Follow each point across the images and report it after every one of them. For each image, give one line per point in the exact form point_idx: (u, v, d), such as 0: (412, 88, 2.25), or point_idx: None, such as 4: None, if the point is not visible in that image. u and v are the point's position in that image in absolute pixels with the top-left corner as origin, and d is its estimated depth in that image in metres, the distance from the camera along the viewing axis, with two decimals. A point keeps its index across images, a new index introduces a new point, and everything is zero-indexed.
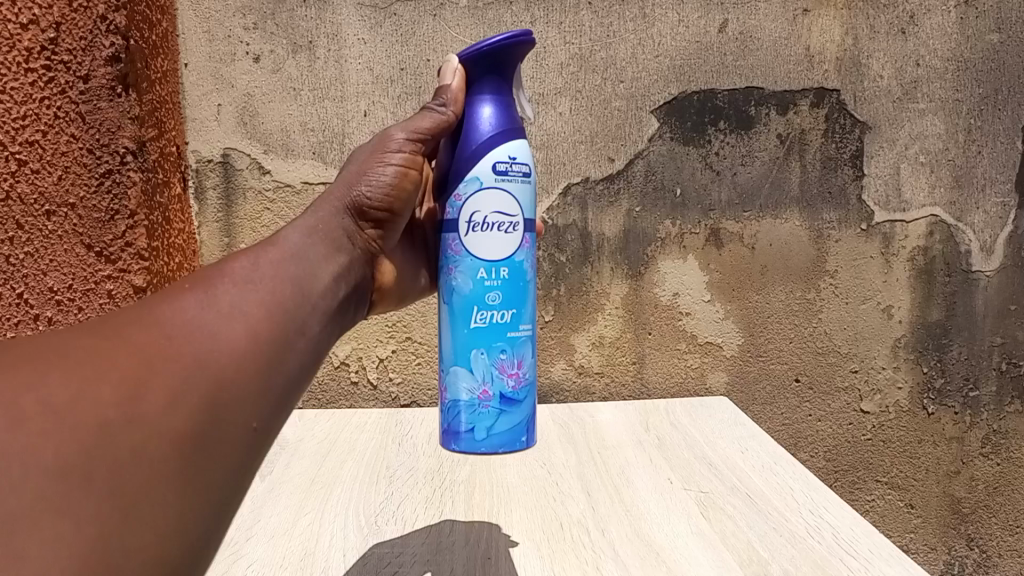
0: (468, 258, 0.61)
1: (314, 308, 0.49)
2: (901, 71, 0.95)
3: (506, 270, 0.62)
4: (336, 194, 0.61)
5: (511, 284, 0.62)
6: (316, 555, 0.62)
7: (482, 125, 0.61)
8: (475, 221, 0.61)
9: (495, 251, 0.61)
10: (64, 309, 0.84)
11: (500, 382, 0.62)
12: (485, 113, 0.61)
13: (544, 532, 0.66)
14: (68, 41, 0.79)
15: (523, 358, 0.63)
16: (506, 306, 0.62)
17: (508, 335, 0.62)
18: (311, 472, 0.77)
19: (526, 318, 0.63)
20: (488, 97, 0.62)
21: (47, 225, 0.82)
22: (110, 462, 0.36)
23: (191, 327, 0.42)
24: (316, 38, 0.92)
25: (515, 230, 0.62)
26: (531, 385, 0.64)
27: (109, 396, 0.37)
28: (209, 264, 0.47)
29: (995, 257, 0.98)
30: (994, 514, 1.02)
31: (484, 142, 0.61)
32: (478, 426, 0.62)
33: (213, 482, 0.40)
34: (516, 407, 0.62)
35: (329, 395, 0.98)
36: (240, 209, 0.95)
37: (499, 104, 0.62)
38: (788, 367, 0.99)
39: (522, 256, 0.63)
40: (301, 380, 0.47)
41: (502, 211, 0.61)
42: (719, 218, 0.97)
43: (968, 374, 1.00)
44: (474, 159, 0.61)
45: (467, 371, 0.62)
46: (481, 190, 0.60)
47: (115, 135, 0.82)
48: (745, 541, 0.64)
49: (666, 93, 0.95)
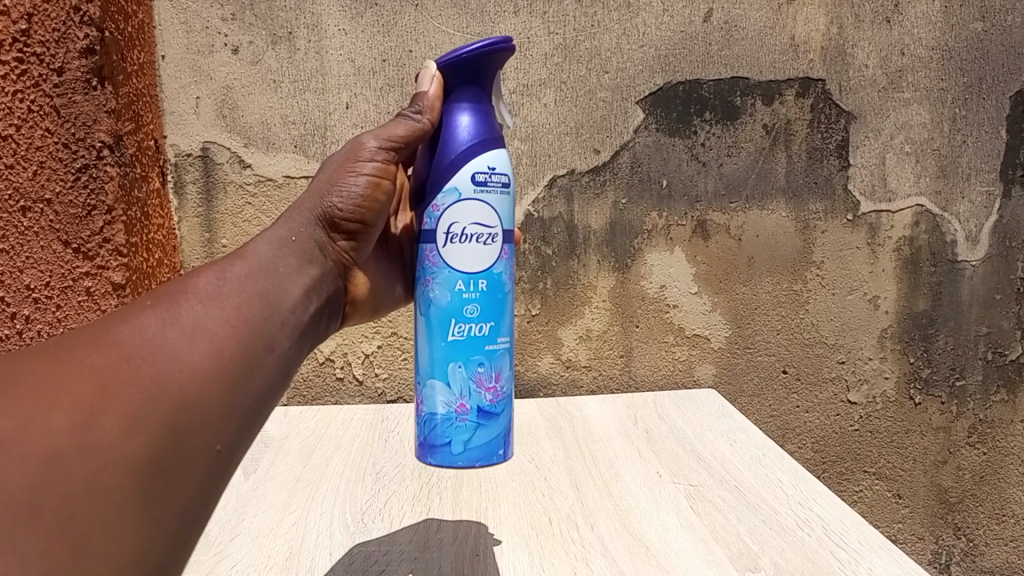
0: (445, 271, 0.61)
1: (283, 323, 0.50)
2: (886, 61, 0.95)
3: (484, 283, 0.61)
4: (307, 206, 0.60)
5: (489, 297, 0.61)
6: (302, 555, 0.61)
7: (461, 134, 0.60)
8: (453, 233, 0.60)
9: (473, 264, 0.61)
10: (41, 307, 0.82)
11: (477, 396, 0.61)
12: (463, 122, 0.60)
13: (532, 528, 0.65)
14: (41, 33, 0.77)
15: (501, 371, 0.62)
16: (484, 319, 0.61)
17: (485, 349, 0.61)
18: (296, 470, 0.75)
19: (504, 331, 0.63)
20: (466, 105, 0.61)
21: (23, 221, 0.80)
22: (59, 493, 0.37)
23: (150, 349, 0.42)
24: (296, 29, 0.91)
25: (493, 242, 0.61)
26: (508, 398, 0.63)
27: (61, 424, 0.38)
28: (175, 279, 0.48)
29: (981, 246, 0.98)
30: (981, 503, 1.02)
31: (463, 151, 0.60)
32: (454, 440, 0.61)
33: (172, 507, 0.41)
34: (493, 421, 0.62)
35: (314, 392, 0.97)
36: (221, 204, 0.93)
37: (478, 113, 0.61)
38: (776, 358, 0.99)
39: (500, 268, 0.62)
40: (270, 396, 0.47)
41: (481, 223, 0.60)
42: (705, 209, 0.96)
43: (954, 364, 1.00)
44: (452, 169, 0.60)
45: (443, 385, 0.61)
46: (459, 202, 0.60)
47: (91, 129, 0.80)
48: (735, 534, 0.64)
49: (651, 84, 0.94)
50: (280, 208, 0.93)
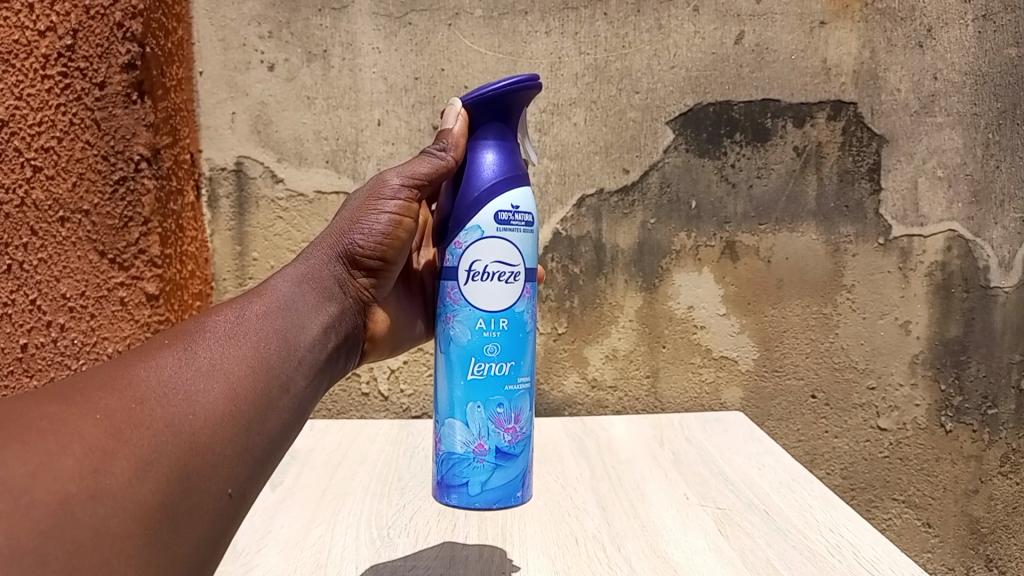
0: (465, 308, 0.61)
1: (301, 361, 0.54)
2: (918, 85, 0.95)
3: (503, 321, 0.61)
4: (329, 242, 0.62)
5: (509, 336, 0.61)
6: (327, 567, 0.61)
7: (484, 170, 0.60)
8: (476, 270, 0.60)
9: (493, 302, 0.61)
10: (76, 316, 0.83)
11: (493, 436, 0.61)
12: (487, 158, 0.61)
13: (558, 547, 0.65)
14: (85, 48, 0.80)
15: (520, 411, 0.62)
16: (503, 359, 0.61)
17: (503, 389, 0.61)
18: (322, 483, 0.75)
19: (526, 370, 0.63)
20: (491, 142, 0.61)
21: (61, 231, 0.82)
22: (67, 542, 0.38)
23: (167, 390, 0.46)
24: (331, 47, 0.92)
25: (514, 280, 0.61)
26: (528, 439, 0.63)
27: (73, 471, 0.40)
28: (193, 321, 0.52)
29: (1015, 272, 0.97)
30: (1014, 535, 1.00)
31: (487, 188, 0.60)
32: (470, 480, 0.61)
33: (182, 553, 0.43)
34: (510, 461, 0.62)
35: (339, 405, 0.97)
36: (253, 217, 0.94)
37: (503, 150, 0.61)
38: (804, 383, 0.98)
39: (520, 306, 0.62)
40: (285, 435, 0.51)
41: (504, 262, 0.61)
42: (735, 231, 0.96)
43: (986, 392, 0.98)
44: (476, 205, 0.60)
45: (461, 425, 0.61)
46: (483, 239, 0.60)
47: (130, 142, 0.82)
48: (764, 559, 0.63)
49: (682, 105, 0.94)
50: (310, 223, 0.94)
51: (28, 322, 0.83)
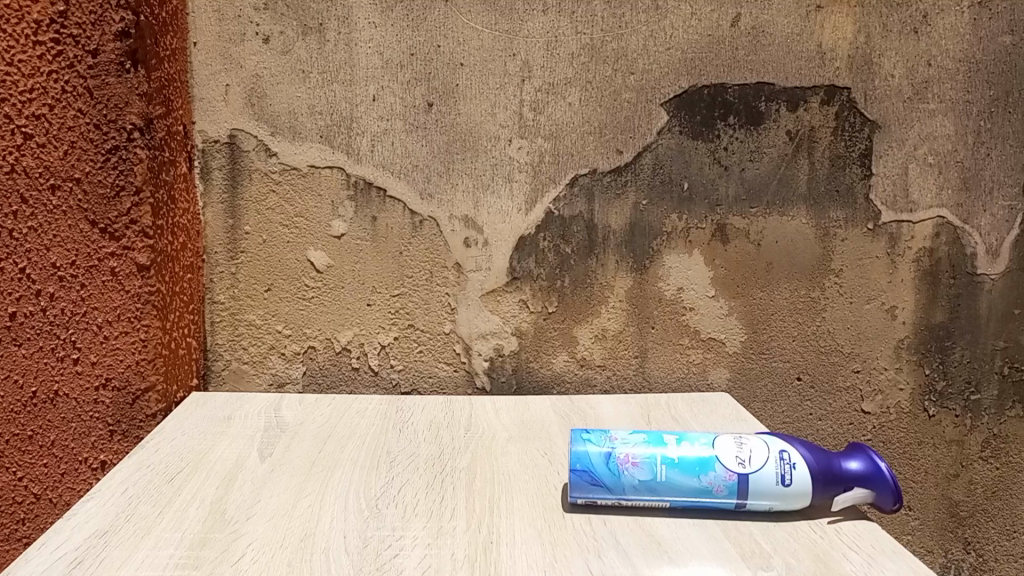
0: (804, 466, 0.65)
1: None
2: (912, 71, 0.95)
3: (726, 478, 0.65)
4: None
5: (697, 458, 0.66)
6: (317, 536, 0.62)
7: (863, 477, 0.65)
8: (784, 458, 0.66)
9: (760, 464, 0.66)
10: (66, 286, 0.83)
11: (633, 470, 0.66)
12: (864, 467, 0.66)
13: (545, 519, 0.65)
14: (78, 14, 0.79)
15: (649, 499, 0.66)
16: (703, 476, 0.66)
17: (673, 479, 0.66)
18: (311, 456, 0.76)
19: (670, 475, 0.66)
20: (856, 461, 0.66)
21: (52, 199, 0.81)
22: None
23: None
24: (327, 21, 0.92)
25: (771, 506, 0.65)
26: (624, 484, 0.66)
27: None
28: None
29: (1001, 260, 0.98)
30: (992, 519, 1.02)
31: (824, 482, 0.65)
32: (598, 459, 0.67)
33: None
34: (611, 495, 0.66)
35: (329, 380, 0.98)
36: (246, 190, 0.94)
37: (858, 462, 0.66)
38: (790, 365, 0.99)
39: (759, 500, 0.65)
40: None
41: (779, 509, 0.66)
42: (726, 214, 0.97)
43: (970, 377, 1.00)
44: (818, 492, 0.65)
45: (637, 451, 0.67)
46: (776, 451, 0.66)
47: (122, 111, 0.81)
48: (747, 534, 0.64)
49: (677, 86, 0.94)
50: (303, 196, 0.94)
51: (18, 291, 0.82)
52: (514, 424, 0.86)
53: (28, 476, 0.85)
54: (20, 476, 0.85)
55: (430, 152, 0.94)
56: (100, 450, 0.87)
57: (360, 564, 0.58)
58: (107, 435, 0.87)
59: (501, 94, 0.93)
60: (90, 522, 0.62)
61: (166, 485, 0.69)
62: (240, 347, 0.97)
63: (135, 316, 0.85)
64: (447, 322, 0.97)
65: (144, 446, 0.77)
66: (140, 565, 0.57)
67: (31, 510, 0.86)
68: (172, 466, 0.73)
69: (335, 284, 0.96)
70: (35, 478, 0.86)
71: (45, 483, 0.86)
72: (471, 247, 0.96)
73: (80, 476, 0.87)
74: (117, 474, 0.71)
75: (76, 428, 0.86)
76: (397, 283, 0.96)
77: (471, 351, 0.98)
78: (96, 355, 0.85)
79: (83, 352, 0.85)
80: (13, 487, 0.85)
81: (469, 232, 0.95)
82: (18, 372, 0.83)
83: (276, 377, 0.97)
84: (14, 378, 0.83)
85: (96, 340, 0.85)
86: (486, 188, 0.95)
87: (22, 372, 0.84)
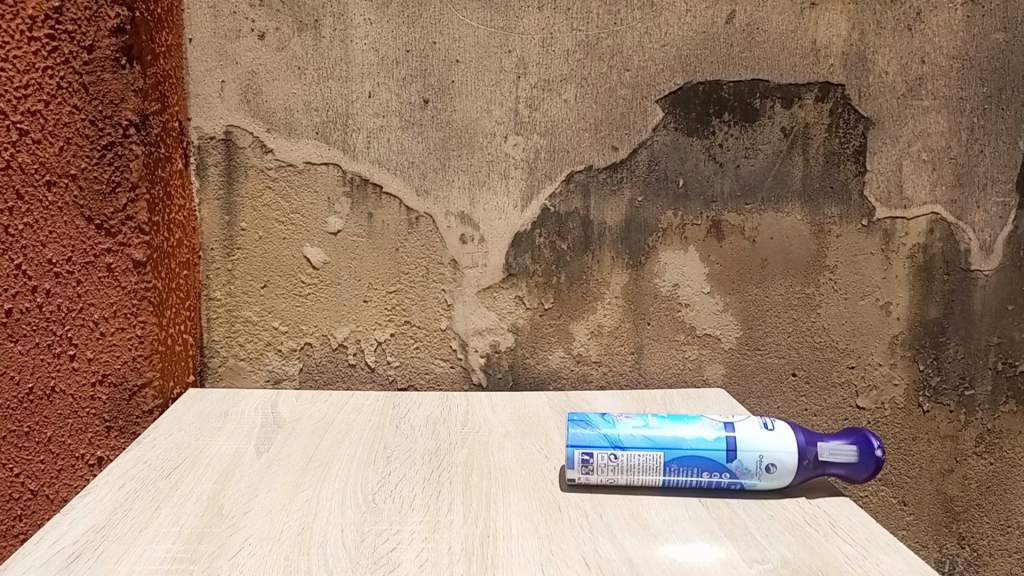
0: (785, 422, 0.69)
1: None
2: (906, 68, 0.95)
3: (713, 428, 0.69)
4: None
5: (685, 419, 0.70)
6: (314, 530, 0.62)
7: (847, 451, 0.67)
8: (767, 419, 0.69)
9: (743, 419, 0.70)
10: (62, 282, 0.83)
11: (626, 421, 0.70)
12: (847, 435, 0.68)
13: (542, 513, 0.66)
14: (73, 10, 0.79)
15: (644, 449, 0.68)
16: (693, 429, 0.69)
17: (664, 428, 0.69)
18: (308, 451, 0.76)
19: (662, 428, 0.69)
20: (842, 439, 0.68)
21: (47, 195, 0.81)
22: None
23: None
24: (322, 17, 0.92)
25: (762, 451, 0.67)
26: (619, 437, 0.68)
27: None
28: None
29: (994, 256, 0.99)
30: (986, 514, 1.02)
31: (807, 451, 0.67)
32: (592, 417, 0.71)
33: None
34: (606, 442, 0.68)
35: (326, 376, 0.98)
36: (242, 187, 0.94)
37: (843, 439, 0.68)
38: (786, 361, 1.00)
39: (749, 445, 0.67)
40: None
41: (772, 459, 0.67)
42: (721, 210, 0.97)
43: (964, 373, 1.00)
44: (801, 458, 0.67)
45: (629, 417, 0.71)
46: (757, 413, 0.70)
47: (118, 108, 0.82)
48: (742, 527, 0.64)
49: (672, 83, 0.95)
50: (299, 193, 0.94)
51: (14, 287, 0.82)
52: (510, 419, 0.86)
53: (25, 473, 0.85)
54: (17, 472, 0.85)
55: (426, 148, 0.94)
56: (96, 446, 0.87)
57: (357, 558, 0.58)
58: (103, 431, 0.87)
59: (497, 91, 0.94)
60: (87, 516, 0.63)
61: (163, 480, 0.69)
62: (237, 344, 0.97)
63: (131, 313, 0.85)
64: (443, 318, 0.97)
65: (142, 441, 0.77)
66: (137, 558, 0.57)
67: (28, 506, 0.86)
68: (169, 461, 0.73)
69: (332, 280, 0.96)
70: (32, 474, 0.86)
71: (42, 479, 0.86)
72: (467, 244, 0.96)
73: (77, 472, 0.87)
74: (115, 469, 0.71)
75: (73, 424, 0.86)
76: (394, 279, 0.96)
77: (467, 347, 0.98)
78: (93, 351, 0.85)
79: (79, 348, 0.85)
80: (10, 483, 0.85)
81: (465, 228, 0.96)
82: (14, 368, 0.83)
83: (272, 373, 0.98)
84: (11, 374, 0.83)
85: (92, 337, 0.85)
86: (483, 184, 0.95)
87: (19, 368, 0.84)
